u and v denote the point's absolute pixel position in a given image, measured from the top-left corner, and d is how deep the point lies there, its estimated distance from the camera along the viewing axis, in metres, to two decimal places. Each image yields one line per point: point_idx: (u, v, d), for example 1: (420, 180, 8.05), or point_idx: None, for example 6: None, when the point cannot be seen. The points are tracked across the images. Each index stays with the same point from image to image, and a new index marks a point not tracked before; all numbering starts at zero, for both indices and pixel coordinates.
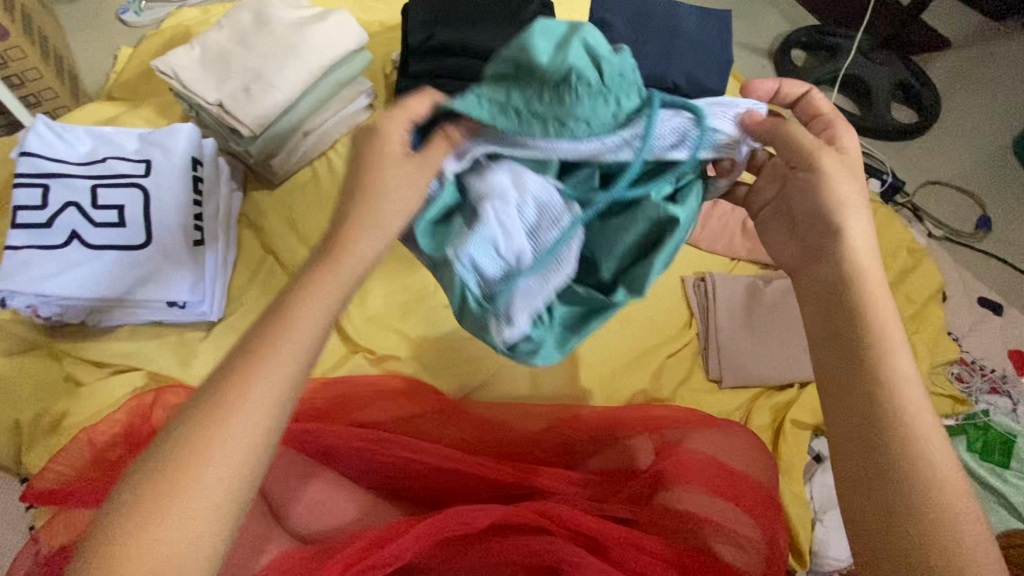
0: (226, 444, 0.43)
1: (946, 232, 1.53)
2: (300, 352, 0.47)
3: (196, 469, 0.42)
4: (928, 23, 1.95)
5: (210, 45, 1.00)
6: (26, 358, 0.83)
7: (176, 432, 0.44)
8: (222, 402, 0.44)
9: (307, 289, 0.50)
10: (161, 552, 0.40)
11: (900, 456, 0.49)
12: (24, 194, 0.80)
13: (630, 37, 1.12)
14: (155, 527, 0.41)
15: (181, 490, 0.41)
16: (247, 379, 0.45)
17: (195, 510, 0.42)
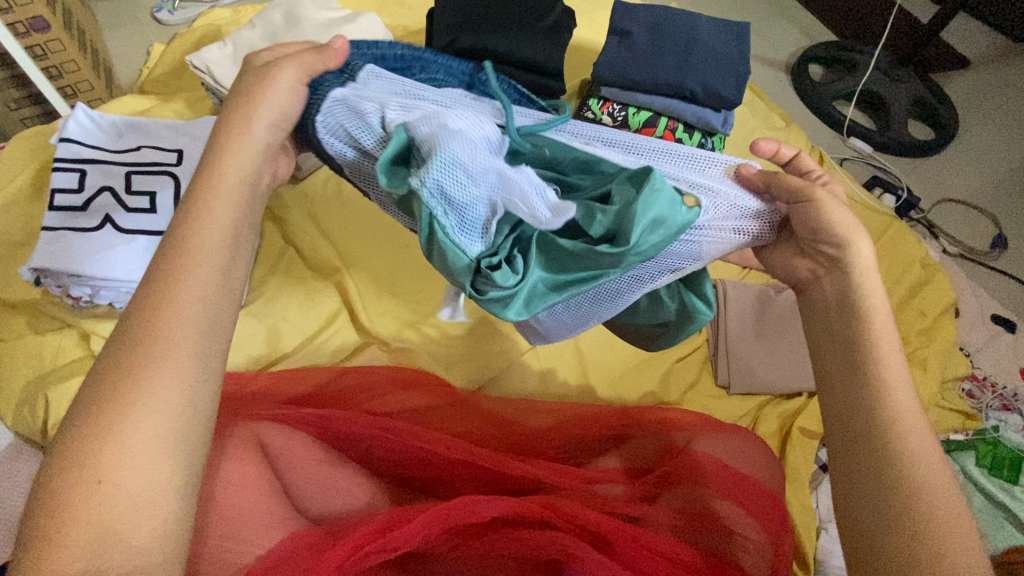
0: (153, 385, 0.43)
1: (961, 249, 1.52)
2: (204, 289, 0.47)
3: (128, 431, 0.41)
4: (947, 42, 1.96)
5: (242, 42, 1.04)
6: (55, 336, 0.86)
7: (93, 387, 0.43)
8: (136, 351, 0.44)
9: (200, 242, 0.49)
10: (111, 499, 0.39)
11: (891, 445, 0.50)
12: (63, 178, 0.84)
13: (650, 46, 1.14)
14: (89, 491, 0.39)
15: (112, 437, 0.41)
16: (161, 324, 0.45)
17: (136, 452, 0.41)
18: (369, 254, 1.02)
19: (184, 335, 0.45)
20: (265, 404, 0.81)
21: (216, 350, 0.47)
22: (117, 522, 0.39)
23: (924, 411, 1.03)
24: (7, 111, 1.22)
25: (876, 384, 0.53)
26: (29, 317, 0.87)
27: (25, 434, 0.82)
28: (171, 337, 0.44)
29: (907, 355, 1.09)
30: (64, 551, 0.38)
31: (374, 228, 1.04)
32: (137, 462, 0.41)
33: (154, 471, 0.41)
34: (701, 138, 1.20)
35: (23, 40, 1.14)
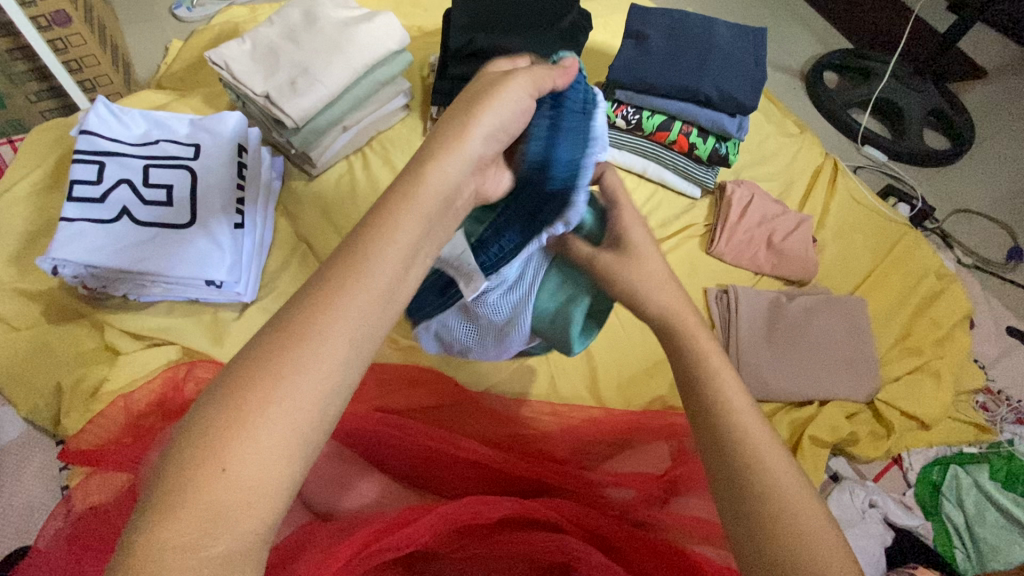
0: (315, 379, 0.38)
1: (975, 260, 1.50)
2: (390, 288, 0.42)
3: (261, 414, 0.37)
4: (964, 52, 1.94)
5: (261, 40, 1.05)
6: (70, 326, 0.87)
7: (262, 362, 0.38)
8: (306, 336, 0.39)
9: (397, 221, 0.44)
10: (229, 494, 0.35)
11: (734, 462, 0.50)
12: (82, 169, 0.85)
13: (665, 50, 1.14)
14: (210, 475, 0.35)
15: (242, 425, 0.36)
16: (334, 311, 0.40)
17: (264, 448, 0.36)
18: None
19: (355, 336, 0.41)
20: None
21: (367, 341, 0.41)
22: (228, 519, 0.35)
23: (935, 423, 1.02)
24: (28, 104, 1.24)
25: (735, 399, 0.52)
26: (44, 307, 0.88)
27: (38, 423, 0.83)
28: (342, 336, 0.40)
29: (919, 366, 1.08)
30: (174, 536, 0.34)
31: None
32: (264, 462, 0.36)
33: (271, 470, 0.36)
34: (715, 142, 1.20)
35: (46, 34, 1.16)
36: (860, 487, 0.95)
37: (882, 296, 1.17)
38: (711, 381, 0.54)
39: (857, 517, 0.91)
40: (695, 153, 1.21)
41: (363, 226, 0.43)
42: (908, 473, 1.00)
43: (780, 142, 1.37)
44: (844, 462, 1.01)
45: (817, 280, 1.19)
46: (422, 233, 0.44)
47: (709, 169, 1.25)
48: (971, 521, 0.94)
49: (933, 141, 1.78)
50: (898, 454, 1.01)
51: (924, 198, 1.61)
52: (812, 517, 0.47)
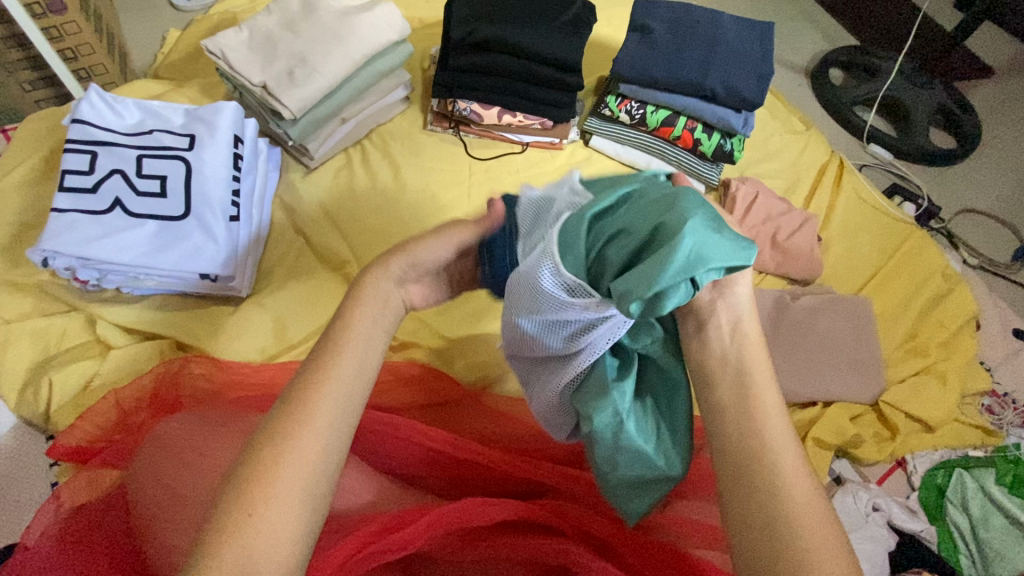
0: (308, 443, 0.49)
1: (982, 261, 1.48)
2: (353, 366, 0.54)
3: (273, 477, 0.47)
4: (972, 50, 1.92)
5: (257, 28, 1.02)
6: (61, 319, 0.85)
7: (259, 439, 0.49)
8: (295, 416, 0.50)
9: (349, 326, 0.57)
10: (264, 539, 0.45)
11: (765, 489, 0.47)
12: (74, 159, 0.83)
13: (671, 43, 1.12)
14: (239, 525, 0.45)
15: (262, 488, 0.46)
16: (319, 389, 0.52)
17: (279, 499, 0.46)
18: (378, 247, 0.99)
19: (336, 405, 0.52)
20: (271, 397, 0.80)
21: (349, 415, 0.53)
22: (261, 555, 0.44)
23: (940, 425, 1.01)
24: (22, 93, 1.22)
25: (760, 412, 0.51)
26: (34, 299, 0.86)
27: (28, 418, 0.81)
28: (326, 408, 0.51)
29: (925, 368, 1.06)
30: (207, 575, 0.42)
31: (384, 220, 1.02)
32: (285, 509, 0.46)
33: (286, 517, 0.46)
34: (720, 138, 1.18)
35: (40, 21, 1.13)
36: (864, 490, 0.93)
37: (887, 297, 1.15)
38: (720, 396, 0.53)
39: (860, 522, 0.90)
40: (699, 150, 1.20)
41: (324, 336, 0.56)
42: (912, 476, 0.99)
43: (785, 139, 1.35)
44: (847, 465, 1.00)
45: (822, 279, 1.17)
46: (370, 334, 0.57)
47: (712, 165, 1.23)
48: (976, 526, 0.92)
49: (940, 139, 1.75)
50: (902, 457, 1.00)
51: (930, 197, 1.59)
52: (821, 528, 0.45)
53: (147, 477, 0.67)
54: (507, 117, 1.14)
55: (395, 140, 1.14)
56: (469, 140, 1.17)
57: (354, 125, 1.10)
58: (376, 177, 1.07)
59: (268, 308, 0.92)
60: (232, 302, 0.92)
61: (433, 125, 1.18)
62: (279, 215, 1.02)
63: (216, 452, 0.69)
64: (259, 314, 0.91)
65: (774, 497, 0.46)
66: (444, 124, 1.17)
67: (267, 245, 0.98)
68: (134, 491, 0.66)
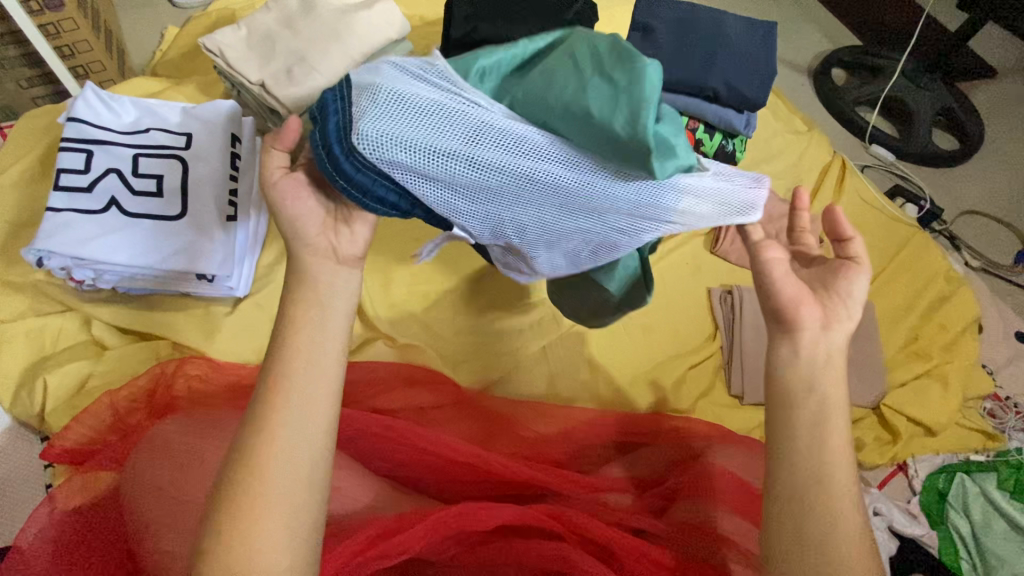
0: (282, 457, 0.52)
1: (984, 263, 1.47)
2: (313, 372, 0.56)
3: (255, 504, 0.50)
4: (975, 51, 1.91)
5: (256, 26, 1.02)
6: (58, 319, 0.85)
7: (231, 464, 0.53)
8: (262, 436, 0.53)
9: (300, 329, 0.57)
10: (264, 551, 0.49)
11: (811, 478, 0.52)
12: (69, 158, 0.82)
13: (673, 43, 1.10)
14: (234, 548, 0.49)
15: (249, 514, 0.50)
16: (280, 403, 0.54)
17: (263, 523, 0.50)
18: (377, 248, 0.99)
19: (297, 413, 0.54)
20: None
21: (314, 434, 0.54)
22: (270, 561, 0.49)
23: (942, 429, 1.00)
24: (19, 90, 1.21)
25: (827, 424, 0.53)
26: (29, 299, 0.85)
27: (23, 419, 0.81)
28: (290, 419, 0.54)
29: (927, 371, 1.06)
30: None
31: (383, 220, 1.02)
32: (275, 522, 0.51)
33: (275, 538, 0.50)
34: (722, 139, 1.17)
35: (37, 18, 1.12)
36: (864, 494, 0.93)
37: (889, 299, 1.14)
38: (790, 398, 0.54)
39: None
40: (701, 150, 1.19)
41: (279, 351, 0.56)
42: (914, 480, 0.98)
43: (787, 140, 1.34)
44: None
45: None
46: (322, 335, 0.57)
47: None
48: (978, 531, 0.92)
49: (942, 140, 1.74)
50: (904, 461, 1.00)
51: (932, 199, 1.58)
52: (850, 519, 0.51)
53: (141, 479, 0.66)
54: None
55: None
56: None
57: None
58: None
59: (266, 309, 0.91)
60: (228, 302, 0.91)
61: None
62: None
63: (212, 455, 0.68)
64: (257, 315, 0.90)
65: (819, 512, 0.51)
66: None
67: (265, 245, 0.97)
68: (128, 495, 0.66)
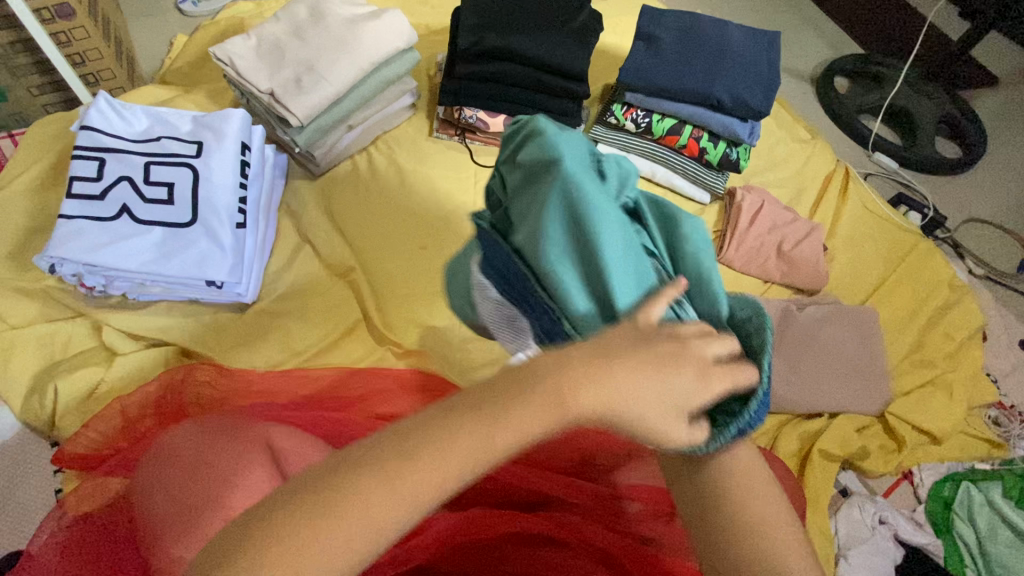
0: (420, 467, 0.51)
1: (988, 271, 1.47)
2: (507, 434, 0.50)
3: (384, 482, 0.51)
4: (977, 59, 1.92)
5: (265, 36, 1.03)
6: (68, 325, 0.85)
7: (394, 450, 0.52)
8: (431, 445, 0.51)
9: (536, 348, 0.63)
10: (331, 540, 0.49)
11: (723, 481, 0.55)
12: (82, 166, 0.83)
13: (677, 53, 1.12)
14: (345, 512, 0.50)
15: (380, 482, 0.50)
16: (456, 436, 0.51)
17: (376, 501, 0.50)
18: (385, 255, 1.00)
19: (477, 458, 0.51)
20: (275, 407, 0.80)
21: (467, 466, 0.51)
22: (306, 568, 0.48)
23: (947, 438, 1.00)
24: (30, 97, 1.22)
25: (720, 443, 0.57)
26: (41, 304, 0.86)
27: (33, 423, 0.81)
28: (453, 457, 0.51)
29: (932, 379, 1.06)
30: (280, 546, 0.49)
31: (390, 228, 1.03)
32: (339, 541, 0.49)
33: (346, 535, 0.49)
34: (726, 147, 1.18)
35: (48, 25, 1.14)
36: (870, 503, 0.93)
37: (893, 307, 1.15)
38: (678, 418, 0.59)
39: (864, 535, 0.90)
40: (705, 158, 1.20)
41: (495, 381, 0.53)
42: (919, 489, 0.98)
43: (791, 148, 1.35)
44: (853, 477, 0.99)
45: (828, 289, 1.16)
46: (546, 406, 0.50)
47: (718, 174, 1.22)
48: (984, 539, 0.92)
49: (945, 148, 1.75)
50: (909, 469, 1.00)
51: (935, 207, 1.59)
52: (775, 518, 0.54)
53: (151, 486, 0.67)
54: None
55: (402, 147, 1.14)
56: (474, 146, 1.17)
57: (360, 132, 1.11)
58: (382, 184, 1.07)
59: (273, 316, 0.93)
60: (237, 308, 0.92)
61: (439, 132, 1.18)
62: (285, 222, 1.02)
63: (222, 461, 0.68)
64: (265, 321, 0.92)
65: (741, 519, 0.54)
66: (450, 131, 1.18)
67: (273, 252, 0.99)
68: (139, 500, 0.66)
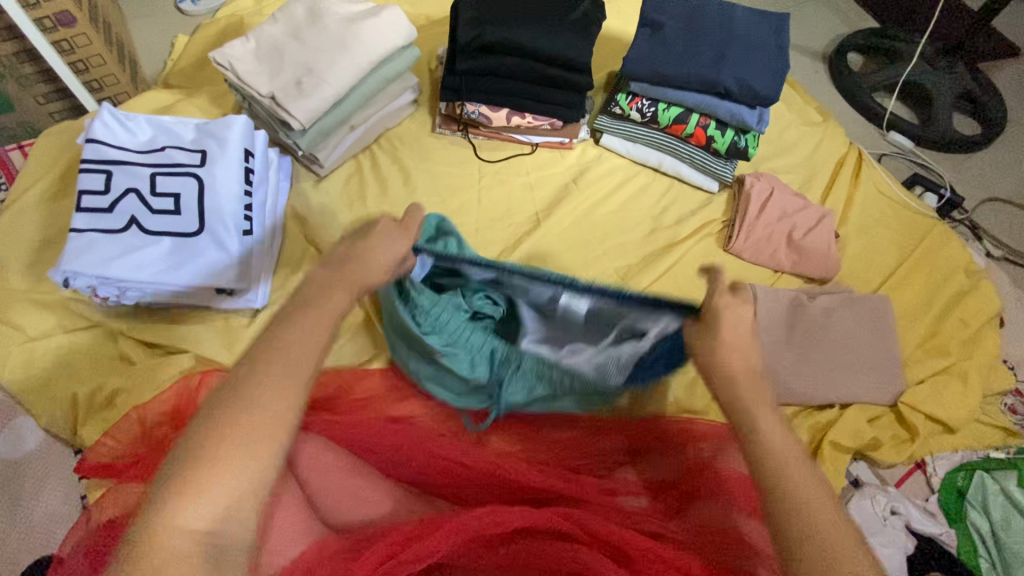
0: (247, 445, 0.59)
1: (1006, 252, 1.44)
2: (278, 376, 0.64)
3: (223, 454, 0.58)
4: (997, 29, 1.85)
5: (264, 38, 1.02)
6: (86, 335, 0.87)
7: (207, 442, 0.58)
8: (225, 414, 0.60)
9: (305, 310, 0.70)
10: (196, 498, 0.56)
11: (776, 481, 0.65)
12: (89, 179, 0.84)
13: (682, 39, 1.09)
14: (193, 495, 0.56)
15: (192, 466, 0.57)
16: (237, 394, 0.62)
17: (229, 470, 0.58)
18: None
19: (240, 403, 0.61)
20: None
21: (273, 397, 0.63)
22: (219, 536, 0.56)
23: (960, 427, 0.99)
24: (36, 105, 1.23)
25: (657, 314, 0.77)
26: (59, 316, 0.88)
27: (55, 432, 0.83)
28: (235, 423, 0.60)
29: (946, 368, 1.04)
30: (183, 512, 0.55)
31: None
32: (227, 492, 0.57)
33: (227, 476, 0.58)
34: (734, 135, 1.15)
35: (50, 34, 1.14)
36: (882, 494, 0.93)
37: (906, 294, 1.13)
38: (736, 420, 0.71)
39: (879, 526, 0.90)
40: (712, 147, 1.17)
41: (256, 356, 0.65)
42: (932, 479, 0.98)
43: (801, 132, 1.32)
44: (865, 468, 0.99)
45: (840, 277, 1.15)
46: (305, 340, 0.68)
47: (727, 163, 1.20)
48: (998, 529, 0.91)
49: (962, 124, 1.70)
50: (921, 459, 0.99)
51: (952, 186, 1.55)
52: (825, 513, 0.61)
53: None
54: (515, 118, 1.14)
55: (406, 147, 1.15)
56: (478, 141, 1.18)
57: (362, 132, 1.11)
58: (387, 186, 1.09)
59: None
60: (247, 313, 0.94)
61: (442, 128, 1.19)
62: (291, 224, 1.03)
63: None
64: (277, 325, 0.94)
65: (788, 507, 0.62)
66: (452, 127, 1.18)
67: (281, 256, 0.99)
68: None
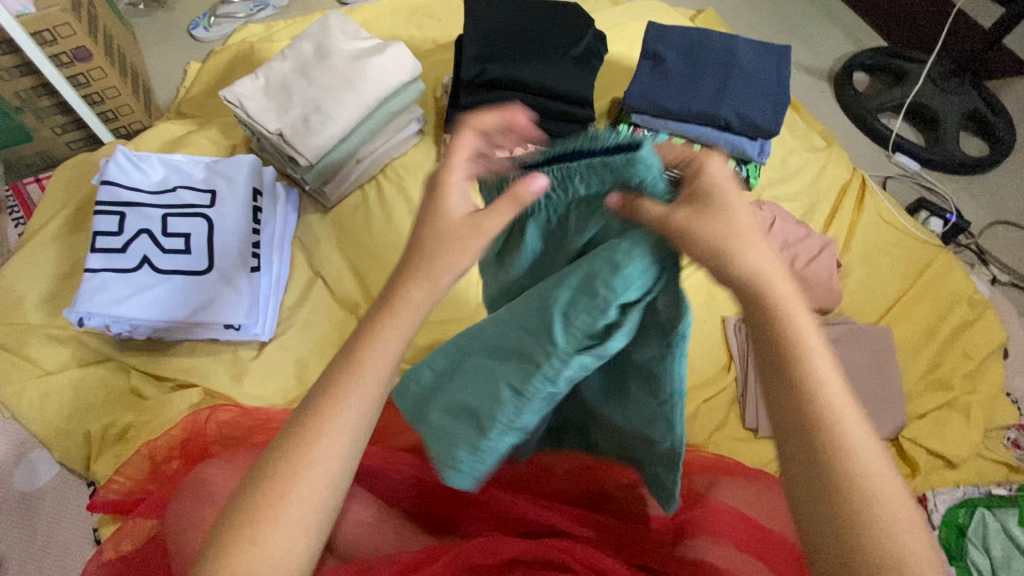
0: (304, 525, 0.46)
1: (1013, 278, 1.43)
2: (361, 409, 0.49)
3: (296, 480, 0.46)
4: (1008, 45, 1.83)
5: (272, 75, 1.04)
6: (98, 370, 0.89)
7: (262, 475, 0.47)
8: (306, 441, 0.47)
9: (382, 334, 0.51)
10: (285, 535, 0.45)
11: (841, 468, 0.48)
12: (104, 221, 0.85)
13: (683, 72, 1.11)
14: (253, 538, 0.44)
15: (286, 489, 0.46)
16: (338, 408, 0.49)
17: (306, 483, 0.46)
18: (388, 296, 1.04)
19: (336, 433, 0.48)
20: None
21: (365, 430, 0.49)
22: None
23: (962, 461, 0.99)
24: (54, 136, 1.26)
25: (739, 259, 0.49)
26: (71, 349, 0.90)
27: (68, 465, 0.85)
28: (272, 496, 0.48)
29: (948, 401, 1.04)
30: (251, 545, 0.44)
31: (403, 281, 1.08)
32: (306, 520, 0.46)
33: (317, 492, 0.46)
34: (735, 165, 1.16)
35: (67, 69, 1.17)
36: None
37: (908, 325, 1.13)
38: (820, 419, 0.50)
39: None
40: None
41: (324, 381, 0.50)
42: (932, 514, 0.97)
43: (804, 158, 1.33)
44: None
45: (842, 307, 1.15)
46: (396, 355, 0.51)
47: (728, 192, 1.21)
48: (997, 568, 0.91)
49: (970, 144, 1.69)
50: (924, 494, 0.98)
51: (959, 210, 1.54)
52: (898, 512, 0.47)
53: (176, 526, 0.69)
54: None
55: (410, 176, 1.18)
56: None
57: (368, 164, 1.12)
58: (390, 216, 1.10)
59: (289, 351, 0.97)
60: (254, 345, 0.96)
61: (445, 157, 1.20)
62: (298, 256, 1.06)
63: None
64: (283, 356, 0.96)
65: (860, 467, 0.47)
66: None
67: (287, 288, 1.02)
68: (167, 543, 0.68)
